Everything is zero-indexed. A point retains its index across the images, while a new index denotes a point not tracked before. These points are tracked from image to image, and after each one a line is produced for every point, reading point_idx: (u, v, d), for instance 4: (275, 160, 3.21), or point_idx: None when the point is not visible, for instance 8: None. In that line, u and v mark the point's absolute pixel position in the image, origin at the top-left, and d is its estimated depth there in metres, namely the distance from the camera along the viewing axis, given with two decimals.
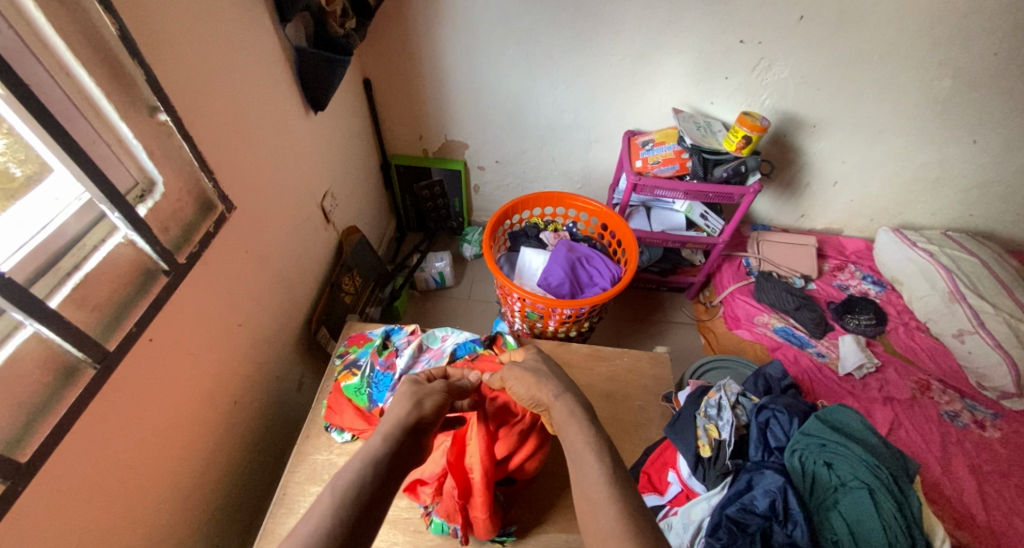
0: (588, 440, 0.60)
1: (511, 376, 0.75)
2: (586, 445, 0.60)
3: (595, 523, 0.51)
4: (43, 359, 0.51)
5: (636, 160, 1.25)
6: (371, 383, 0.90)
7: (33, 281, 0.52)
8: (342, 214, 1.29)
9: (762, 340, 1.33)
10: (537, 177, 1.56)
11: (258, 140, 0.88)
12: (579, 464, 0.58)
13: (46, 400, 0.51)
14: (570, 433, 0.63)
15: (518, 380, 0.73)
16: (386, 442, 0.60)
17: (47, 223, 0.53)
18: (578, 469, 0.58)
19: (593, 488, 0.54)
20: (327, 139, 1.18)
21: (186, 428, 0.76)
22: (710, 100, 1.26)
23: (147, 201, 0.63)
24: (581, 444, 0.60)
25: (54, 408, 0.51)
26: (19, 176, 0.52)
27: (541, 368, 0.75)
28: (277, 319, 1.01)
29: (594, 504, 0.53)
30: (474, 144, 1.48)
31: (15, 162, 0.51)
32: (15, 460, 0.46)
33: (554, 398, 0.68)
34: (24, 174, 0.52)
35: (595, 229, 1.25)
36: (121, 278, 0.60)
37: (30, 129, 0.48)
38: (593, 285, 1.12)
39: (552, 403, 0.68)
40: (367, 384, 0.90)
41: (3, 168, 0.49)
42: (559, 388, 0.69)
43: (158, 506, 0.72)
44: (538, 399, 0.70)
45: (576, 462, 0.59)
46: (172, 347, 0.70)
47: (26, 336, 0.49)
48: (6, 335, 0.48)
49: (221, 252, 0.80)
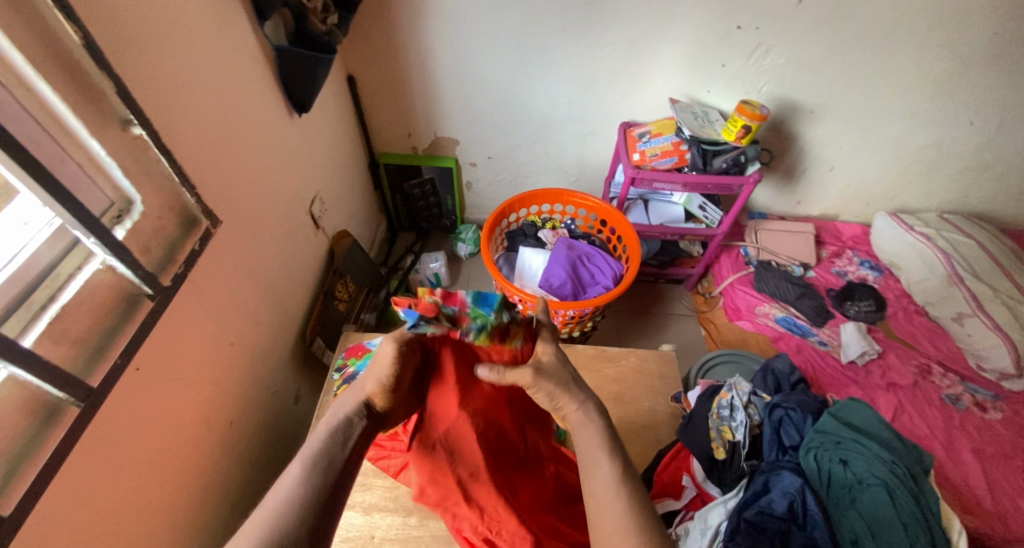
0: (603, 444, 0.57)
1: (534, 382, 0.59)
2: (601, 448, 0.57)
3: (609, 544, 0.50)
4: (21, 401, 0.47)
5: (633, 153, 1.21)
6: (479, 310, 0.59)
7: (5, 316, 0.48)
8: (331, 218, 1.24)
9: (763, 331, 1.33)
10: (530, 171, 1.52)
11: (240, 146, 0.83)
12: (589, 463, 0.56)
13: (28, 442, 0.48)
14: (585, 440, 0.58)
15: (541, 388, 0.59)
16: (345, 418, 0.57)
17: (17, 251, 0.49)
18: (586, 470, 0.57)
19: (606, 491, 0.53)
20: (313, 141, 1.12)
21: (182, 456, 0.72)
22: (707, 89, 1.23)
23: (125, 222, 0.59)
24: (594, 448, 0.57)
25: (39, 450, 0.48)
26: None
27: (564, 371, 0.61)
28: (270, 333, 0.96)
29: (607, 510, 0.52)
30: (465, 140, 1.44)
31: None
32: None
33: (577, 406, 0.60)
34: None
35: (595, 225, 1.22)
36: (102, 306, 0.56)
37: None
38: (595, 284, 1.10)
39: (573, 410, 0.60)
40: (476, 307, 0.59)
41: None
42: (582, 394, 0.61)
43: (158, 539, 0.69)
44: (555, 401, 0.61)
45: (585, 460, 0.57)
46: (162, 374, 0.66)
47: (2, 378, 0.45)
48: None
49: (208, 269, 0.75)
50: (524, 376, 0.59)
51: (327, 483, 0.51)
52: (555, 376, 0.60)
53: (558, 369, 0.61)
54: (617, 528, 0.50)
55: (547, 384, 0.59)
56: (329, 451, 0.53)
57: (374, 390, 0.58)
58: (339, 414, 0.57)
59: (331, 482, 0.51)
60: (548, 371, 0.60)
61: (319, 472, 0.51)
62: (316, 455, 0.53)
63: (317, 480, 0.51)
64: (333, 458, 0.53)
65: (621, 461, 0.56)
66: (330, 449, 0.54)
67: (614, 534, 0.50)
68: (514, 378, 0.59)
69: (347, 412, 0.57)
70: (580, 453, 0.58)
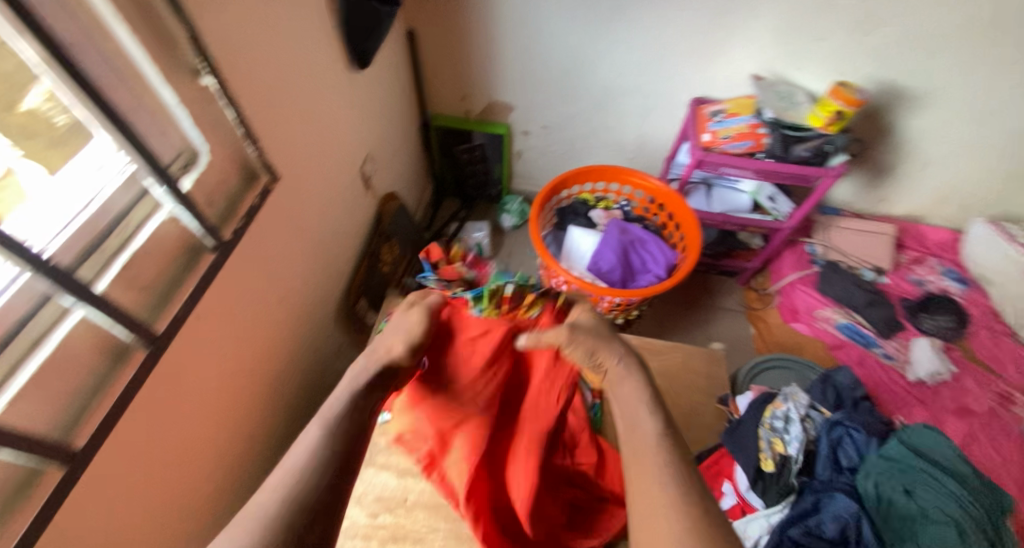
0: (641, 398, 0.64)
1: (569, 341, 0.64)
2: (641, 402, 0.64)
3: (652, 495, 0.55)
4: (94, 343, 0.49)
5: (703, 133, 1.12)
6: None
7: (82, 261, 0.48)
8: (382, 179, 1.23)
9: (822, 336, 1.24)
10: (586, 145, 1.44)
11: (300, 100, 0.81)
12: (633, 422, 0.62)
13: (100, 381, 0.50)
14: (624, 394, 0.65)
15: (578, 345, 0.64)
16: (364, 382, 0.63)
17: (93, 198, 0.49)
18: (628, 426, 0.63)
19: (646, 442, 0.59)
20: (370, 99, 1.10)
21: (233, 402, 0.75)
22: (796, 66, 1.11)
23: (192, 173, 0.59)
24: (635, 403, 0.64)
25: (109, 389, 0.50)
26: (60, 127, 0.45)
27: (597, 329, 0.68)
28: (317, 289, 0.98)
29: (646, 457, 0.58)
30: (522, 107, 1.37)
31: (60, 111, 0.44)
32: (69, 448, 0.46)
33: (618, 361, 0.66)
34: (67, 124, 0.45)
35: (650, 209, 1.14)
36: (168, 255, 0.57)
37: (77, 99, 0.43)
38: (646, 272, 1.04)
39: (613, 365, 0.66)
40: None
41: (45, 119, 0.43)
42: (621, 351, 0.67)
43: (208, 477, 0.72)
44: (596, 358, 0.66)
45: (626, 419, 0.64)
46: (219, 323, 0.68)
47: (78, 320, 0.47)
48: (57, 319, 0.46)
49: (264, 223, 0.76)
50: (558, 334, 0.64)
51: (339, 457, 0.58)
52: (590, 334, 0.66)
53: (593, 329, 0.67)
54: (660, 475, 0.56)
55: (584, 341, 0.65)
56: (345, 421, 0.60)
57: (399, 353, 0.63)
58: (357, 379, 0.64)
59: (343, 450, 0.58)
60: (581, 326, 0.67)
61: (332, 437, 0.58)
62: (335, 424, 0.60)
63: (331, 448, 0.58)
64: (344, 424, 0.60)
65: (658, 417, 0.62)
66: (348, 414, 0.61)
67: (653, 487, 0.56)
68: (551, 338, 0.64)
69: (364, 379, 0.63)
70: (620, 409, 0.65)
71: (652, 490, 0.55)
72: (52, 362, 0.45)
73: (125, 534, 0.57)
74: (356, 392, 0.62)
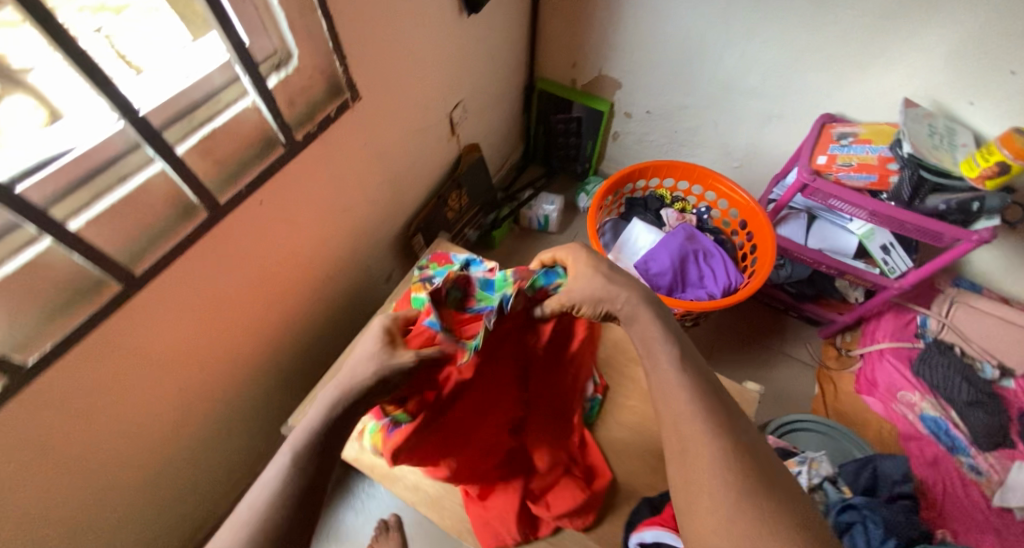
0: (654, 334, 0.58)
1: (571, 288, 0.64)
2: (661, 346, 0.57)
3: (695, 462, 0.44)
4: (168, 195, 0.58)
5: (819, 155, 0.97)
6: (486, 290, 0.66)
7: (172, 123, 0.57)
8: (470, 128, 1.26)
9: (895, 420, 1.07)
10: (689, 142, 1.34)
11: (402, 32, 0.85)
12: (659, 377, 0.53)
13: (166, 227, 0.60)
14: (645, 336, 0.58)
15: (583, 289, 0.63)
16: (332, 401, 0.52)
17: (194, 72, 0.57)
18: (655, 374, 0.54)
19: (679, 387, 0.50)
20: (477, 47, 1.12)
21: (277, 287, 0.85)
22: (969, 100, 0.91)
23: (280, 72, 0.65)
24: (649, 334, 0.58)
25: (171, 236, 0.61)
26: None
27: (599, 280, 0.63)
28: (380, 213, 1.05)
29: (685, 415, 0.47)
30: (630, 87, 1.30)
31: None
32: (129, 270, 0.57)
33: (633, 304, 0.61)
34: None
35: (731, 223, 1.04)
36: (244, 140, 0.65)
37: None
38: (699, 287, 0.96)
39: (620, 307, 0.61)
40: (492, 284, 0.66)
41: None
42: (636, 296, 0.61)
43: (241, 341, 0.84)
44: (600, 303, 0.62)
45: (643, 347, 0.58)
46: (277, 213, 0.77)
47: (156, 171, 0.56)
48: (140, 166, 0.55)
49: (340, 138, 0.82)
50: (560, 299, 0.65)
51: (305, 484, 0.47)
52: (584, 290, 0.63)
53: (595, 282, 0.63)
54: (705, 453, 0.44)
55: (583, 289, 0.63)
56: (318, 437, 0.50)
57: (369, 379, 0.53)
58: (328, 396, 0.53)
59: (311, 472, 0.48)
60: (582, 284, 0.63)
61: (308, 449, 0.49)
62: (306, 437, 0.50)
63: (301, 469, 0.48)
64: (329, 432, 0.51)
65: (706, 389, 0.50)
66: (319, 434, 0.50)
67: (692, 453, 0.45)
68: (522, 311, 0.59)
69: (332, 401, 0.52)
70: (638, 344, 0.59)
71: (699, 454, 0.44)
72: (131, 199, 0.55)
73: (158, 354, 0.69)
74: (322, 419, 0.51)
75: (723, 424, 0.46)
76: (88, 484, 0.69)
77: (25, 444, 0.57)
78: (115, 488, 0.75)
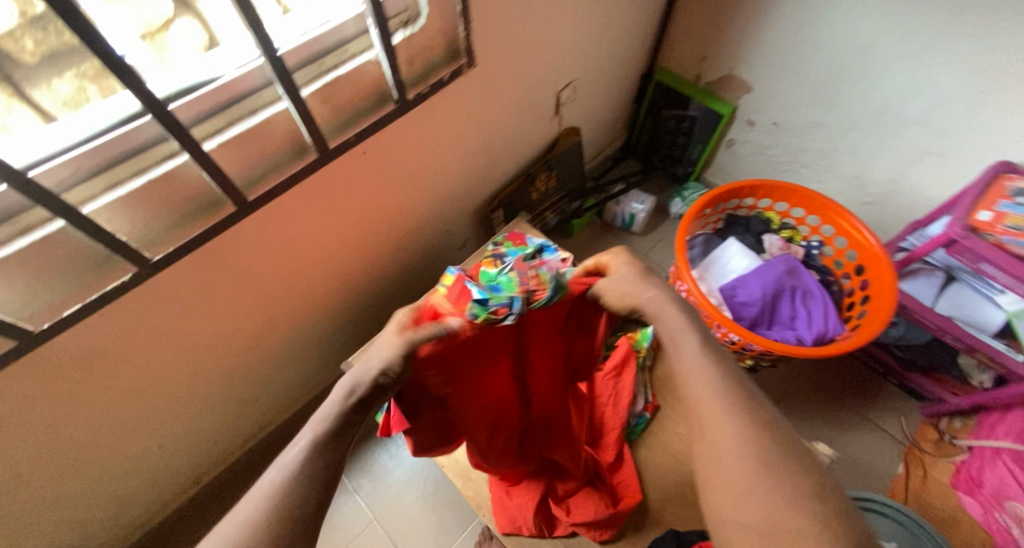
0: (684, 327, 0.51)
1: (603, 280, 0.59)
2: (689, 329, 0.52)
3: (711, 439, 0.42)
4: (286, 132, 0.62)
5: (981, 211, 0.82)
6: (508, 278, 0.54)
7: (302, 66, 0.60)
8: (575, 110, 1.21)
9: (995, 533, 0.91)
10: (816, 164, 1.18)
11: (531, 3, 0.82)
12: (676, 344, 0.51)
13: (280, 161, 0.65)
14: (667, 315, 0.53)
15: (610, 287, 0.58)
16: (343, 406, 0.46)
17: (330, 19, 0.59)
18: (670, 352, 0.51)
19: (699, 363, 0.48)
20: (604, 26, 1.06)
21: (361, 234, 0.90)
22: None
23: (406, 29, 0.66)
24: (679, 330, 0.51)
25: (282, 170, 0.65)
26: None
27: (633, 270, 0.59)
28: (468, 182, 1.05)
29: (703, 390, 0.45)
30: (759, 92, 1.17)
31: None
32: (242, 196, 0.61)
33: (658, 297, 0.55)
34: None
35: (846, 266, 0.91)
36: (360, 93, 0.67)
37: None
38: (787, 328, 0.86)
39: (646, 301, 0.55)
40: (500, 283, 0.52)
41: None
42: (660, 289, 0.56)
43: (321, 277, 0.90)
44: (626, 300, 0.57)
45: (669, 335, 0.52)
46: (375, 166, 0.79)
47: (281, 109, 0.60)
48: (269, 102, 0.59)
49: (447, 103, 0.83)
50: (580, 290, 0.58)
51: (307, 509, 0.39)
52: (617, 283, 0.58)
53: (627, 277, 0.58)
54: (731, 442, 0.41)
55: (616, 283, 0.58)
56: (328, 445, 0.44)
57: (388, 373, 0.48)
58: (336, 402, 0.47)
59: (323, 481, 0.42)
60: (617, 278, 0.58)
61: (317, 456, 0.43)
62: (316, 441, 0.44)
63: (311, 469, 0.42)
64: (349, 421, 0.46)
65: (731, 380, 0.46)
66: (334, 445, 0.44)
67: (709, 439, 0.42)
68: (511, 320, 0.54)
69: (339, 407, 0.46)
70: (660, 338, 0.53)
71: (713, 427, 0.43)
72: (255, 131, 0.59)
73: (252, 274, 0.76)
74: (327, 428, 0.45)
75: (742, 401, 0.44)
76: (176, 370, 0.79)
77: (134, 322, 0.66)
78: (197, 380, 0.85)
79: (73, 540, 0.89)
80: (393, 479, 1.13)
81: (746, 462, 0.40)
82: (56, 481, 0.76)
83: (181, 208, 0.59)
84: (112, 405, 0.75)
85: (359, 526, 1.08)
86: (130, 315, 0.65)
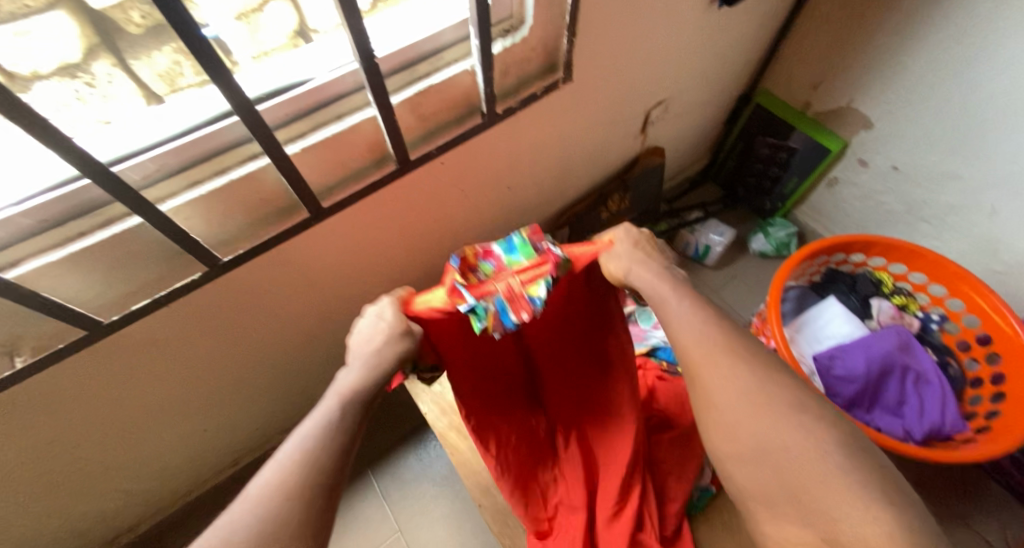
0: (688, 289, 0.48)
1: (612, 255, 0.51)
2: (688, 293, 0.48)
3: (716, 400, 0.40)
4: (369, 141, 0.59)
5: None
6: (525, 256, 0.49)
7: (394, 73, 0.56)
8: (662, 129, 1.12)
9: None
10: (937, 219, 1.03)
11: (640, 16, 0.75)
12: (665, 308, 0.47)
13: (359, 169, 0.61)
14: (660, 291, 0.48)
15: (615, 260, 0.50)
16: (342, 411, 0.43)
17: (429, 25, 0.54)
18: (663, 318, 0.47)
19: (698, 332, 0.44)
20: (710, 44, 0.96)
21: (424, 243, 0.86)
22: None
23: (506, 40, 0.60)
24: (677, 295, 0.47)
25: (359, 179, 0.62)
26: None
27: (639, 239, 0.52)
28: (539, 197, 0.99)
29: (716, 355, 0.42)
30: (881, 131, 1.03)
31: None
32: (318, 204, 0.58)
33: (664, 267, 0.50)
34: None
35: (973, 350, 0.77)
36: (449, 104, 0.62)
37: None
38: (892, 414, 0.75)
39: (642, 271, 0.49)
40: (517, 245, 0.50)
41: None
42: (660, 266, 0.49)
43: (379, 283, 0.87)
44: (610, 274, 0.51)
45: (654, 293, 0.48)
46: (451, 178, 0.75)
47: (368, 116, 0.56)
48: (357, 107, 0.56)
49: (534, 117, 0.77)
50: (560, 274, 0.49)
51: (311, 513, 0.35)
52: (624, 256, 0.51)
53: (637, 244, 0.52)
54: (743, 390, 0.40)
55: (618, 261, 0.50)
56: (332, 446, 0.40)
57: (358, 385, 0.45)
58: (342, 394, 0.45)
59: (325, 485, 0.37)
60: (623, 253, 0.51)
61: (322, 443, 0.40)
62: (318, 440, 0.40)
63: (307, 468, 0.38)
64: (367, 397, 0.45)
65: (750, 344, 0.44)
66: (339, 443, 0.41)
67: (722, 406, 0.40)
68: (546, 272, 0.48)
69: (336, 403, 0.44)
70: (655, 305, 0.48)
71: (727, 381, 0.41)
72: (339, 138, 0.55)
73: (314, 276, 0.73)
74: (329, 423, 0.42)
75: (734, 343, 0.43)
76: (230, 361, 0.78)
77: (195, 317, 0.65)
78: (248, 372, 0.84)
79: (114, 507, 0.90)
80: (423, 491, 1.10)
81: (763, 400, 0.39)
82: (106, 453, 0.77)
83: (253, 207, 0.56)
84: (164, 389, 0.74)
85: (385, 535, 1.05)
86: (192, 308, 0.63)
